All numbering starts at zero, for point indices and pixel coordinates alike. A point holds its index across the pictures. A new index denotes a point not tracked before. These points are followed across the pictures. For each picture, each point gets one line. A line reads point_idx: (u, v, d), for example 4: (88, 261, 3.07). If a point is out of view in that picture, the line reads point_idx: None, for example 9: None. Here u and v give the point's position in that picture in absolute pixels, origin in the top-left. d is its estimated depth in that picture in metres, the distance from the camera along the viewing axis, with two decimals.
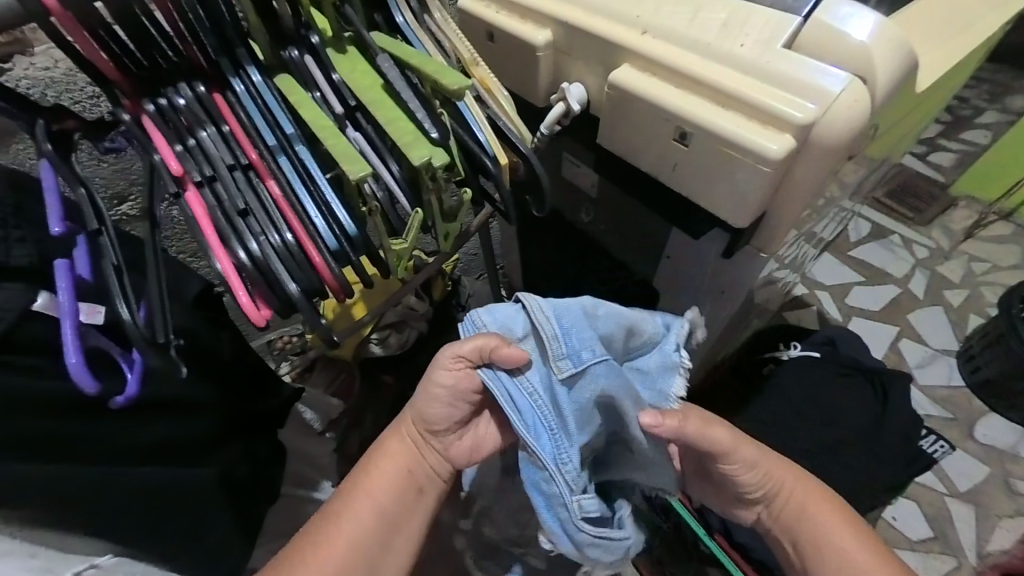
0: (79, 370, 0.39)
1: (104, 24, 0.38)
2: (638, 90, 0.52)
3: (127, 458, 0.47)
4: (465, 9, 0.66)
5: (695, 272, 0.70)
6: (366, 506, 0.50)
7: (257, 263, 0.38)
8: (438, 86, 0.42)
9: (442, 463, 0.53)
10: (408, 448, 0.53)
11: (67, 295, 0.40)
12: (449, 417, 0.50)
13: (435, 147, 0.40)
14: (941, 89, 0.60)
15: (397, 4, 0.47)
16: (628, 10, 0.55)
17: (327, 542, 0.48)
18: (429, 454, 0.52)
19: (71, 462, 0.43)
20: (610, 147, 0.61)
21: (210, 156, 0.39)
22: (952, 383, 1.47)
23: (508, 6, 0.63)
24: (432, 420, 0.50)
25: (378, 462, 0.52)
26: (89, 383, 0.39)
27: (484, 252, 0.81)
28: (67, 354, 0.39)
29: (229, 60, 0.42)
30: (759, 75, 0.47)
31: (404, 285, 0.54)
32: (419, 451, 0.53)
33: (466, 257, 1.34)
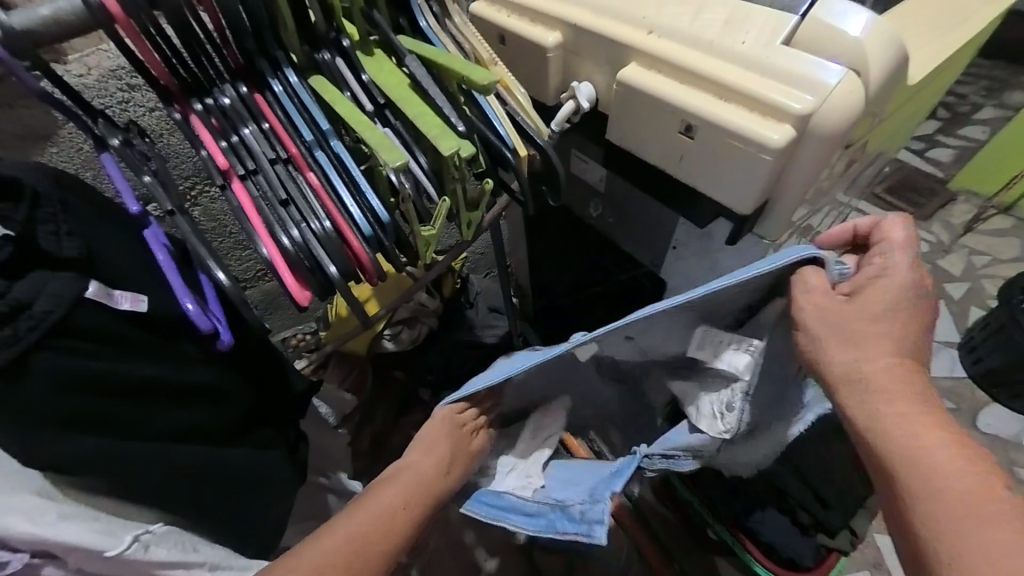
0: (196, 315, 0.49)
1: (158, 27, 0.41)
2: (644, 88, 0.56)
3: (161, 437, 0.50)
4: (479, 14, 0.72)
5: (696, 262, 0.75)
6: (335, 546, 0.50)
7: (298, 248, 0.40)
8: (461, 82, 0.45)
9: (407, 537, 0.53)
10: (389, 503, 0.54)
11: (165, 258, 0.51)
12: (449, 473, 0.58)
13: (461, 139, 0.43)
14: (936, 82, 0.63)
15: (420, 9, 0.51)
16: (635, 12, 0.59)
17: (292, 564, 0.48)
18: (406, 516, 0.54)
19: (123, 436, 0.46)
20: (618, 141, 0.65)
21: (253, 151, 0.43)
22: (955, 374, 1.50)
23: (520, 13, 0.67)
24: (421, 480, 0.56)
25: (364, 511, 0.53)
26: (205, 325, 0.50)
27: (496, 247, 0.86)
28: (186, 301, 0.49)
29: (268, 63, 0.45)
30: (760, 69, 0.49)
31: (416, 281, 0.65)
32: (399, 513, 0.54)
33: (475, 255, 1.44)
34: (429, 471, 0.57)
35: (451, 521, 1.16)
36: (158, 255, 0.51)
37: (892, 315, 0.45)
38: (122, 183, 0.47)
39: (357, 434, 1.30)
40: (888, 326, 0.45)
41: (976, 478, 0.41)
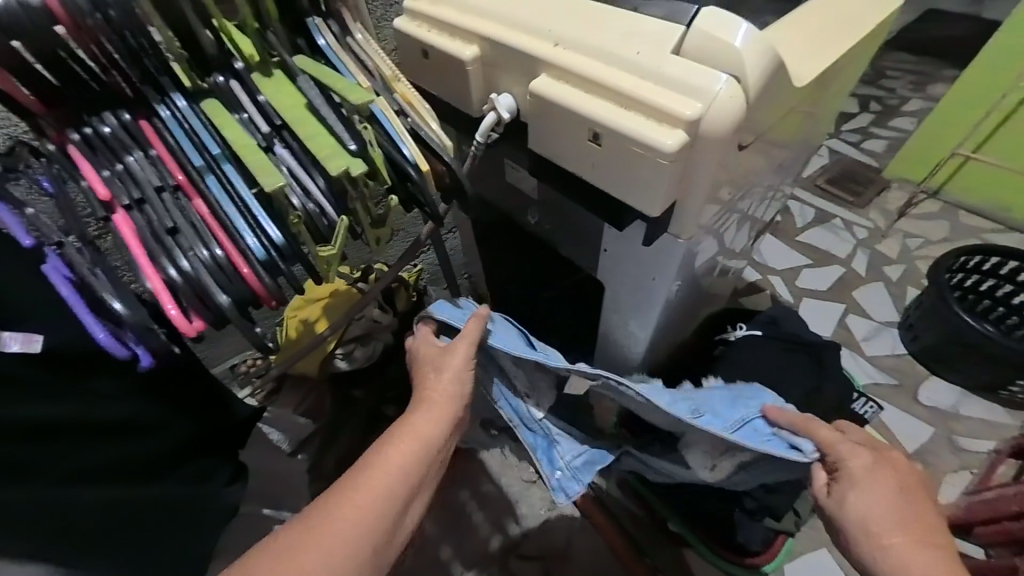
0: (108, 342, 0.43)
1: (25, 62, 0.39)
2: (553, 98, 0.58)
3: (84, 474, 0.50)
4: (405, 31, 0.76)
5: (625, 264, 0.77)
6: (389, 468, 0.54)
7: (187, 278, 0.39)
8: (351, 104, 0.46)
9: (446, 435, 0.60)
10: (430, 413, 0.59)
11: (72, 294, 0.43)
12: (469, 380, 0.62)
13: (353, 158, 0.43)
14: (832, 84, 0.67)
15: (317, 28, 0.50)
16: (543, 24, 0.61)
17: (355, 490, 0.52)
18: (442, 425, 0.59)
19: (35, 480, 0.45)
20: (539, 150, 0.66)
21: (137, 180, 0.41)
22: (896, 352, 1.61)
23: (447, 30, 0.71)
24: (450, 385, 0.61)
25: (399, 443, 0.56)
26: (122, 349, 0.43)
27: (438, 259, 0.87)
28: (95, 330, 0.43)
29: (154, 89, 0.44)
30: (653, 78, 0.51)
31: (370, 287, 0.79)
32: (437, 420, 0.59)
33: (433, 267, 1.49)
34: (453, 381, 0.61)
35: (424, 538, 1.14)
36: (60, 291, 0.43)
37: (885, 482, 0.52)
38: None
39: (320, 456, 1.22)
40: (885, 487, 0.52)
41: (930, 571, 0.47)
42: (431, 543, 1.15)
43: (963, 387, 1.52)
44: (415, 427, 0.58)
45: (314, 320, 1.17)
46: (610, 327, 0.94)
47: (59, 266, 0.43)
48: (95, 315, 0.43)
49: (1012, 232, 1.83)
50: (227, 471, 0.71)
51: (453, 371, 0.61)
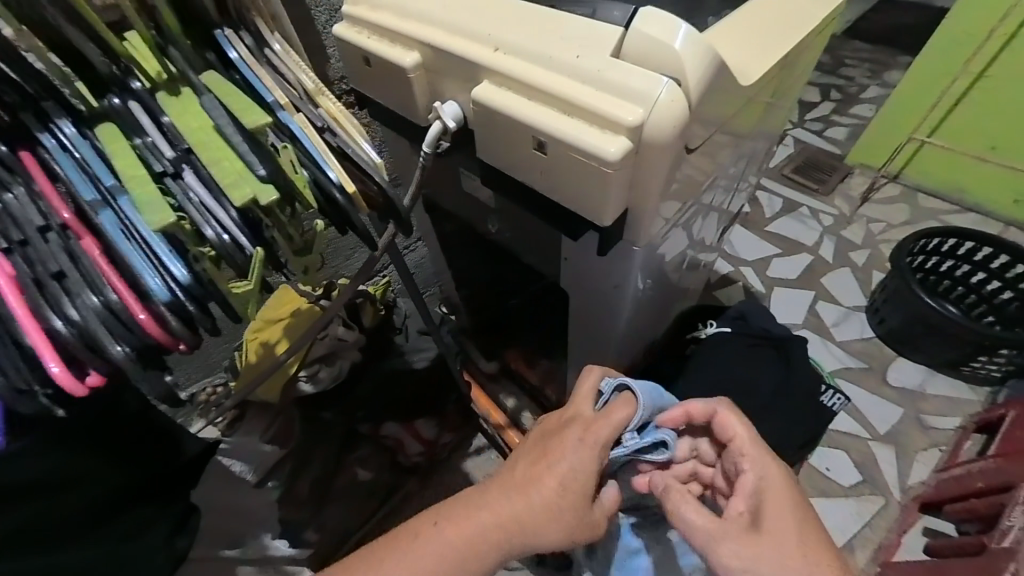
0: None
1: None
2: (496, 107, 0.55)
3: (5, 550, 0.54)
4: (344, 39, 0.72)
5: (585, 272, 0.75)
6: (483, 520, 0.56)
7: (76, 330, 0.35)
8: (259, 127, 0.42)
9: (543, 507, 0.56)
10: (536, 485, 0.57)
11: None
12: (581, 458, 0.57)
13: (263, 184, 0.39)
14: (782, 79, 0.66)
15: (228, 41, 0.46)
16: (481, 28, 0.59)
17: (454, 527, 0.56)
18: (543, 498, 0.56)
19: None
20: (488, 159, 0.63)
21: (16, 219, 0.37)
22: (865, 336, 1.64)
23: (387, 36, 0.68)
24: (569, 462, 0.57)
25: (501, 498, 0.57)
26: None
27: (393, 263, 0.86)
28: None
29: (37, 118, 0.40)
30: (591, 83, 0.49)
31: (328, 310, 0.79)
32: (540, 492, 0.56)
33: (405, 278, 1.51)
34: (574, 456, 0.57)
35: None
36: None
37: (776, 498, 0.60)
38: None
39: (293, 480, 1.16)
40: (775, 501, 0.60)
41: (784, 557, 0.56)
42: None
43: (928, 366, 1.56)
44: (522, 495, 0.57)
45: (274, 342, 1.12)
46: (578, 333, 0.91)
47: None
48: None
49: (968, 212, 1.88)
50: (165, 515, 0.80)
51: (575, 445, 0.58)
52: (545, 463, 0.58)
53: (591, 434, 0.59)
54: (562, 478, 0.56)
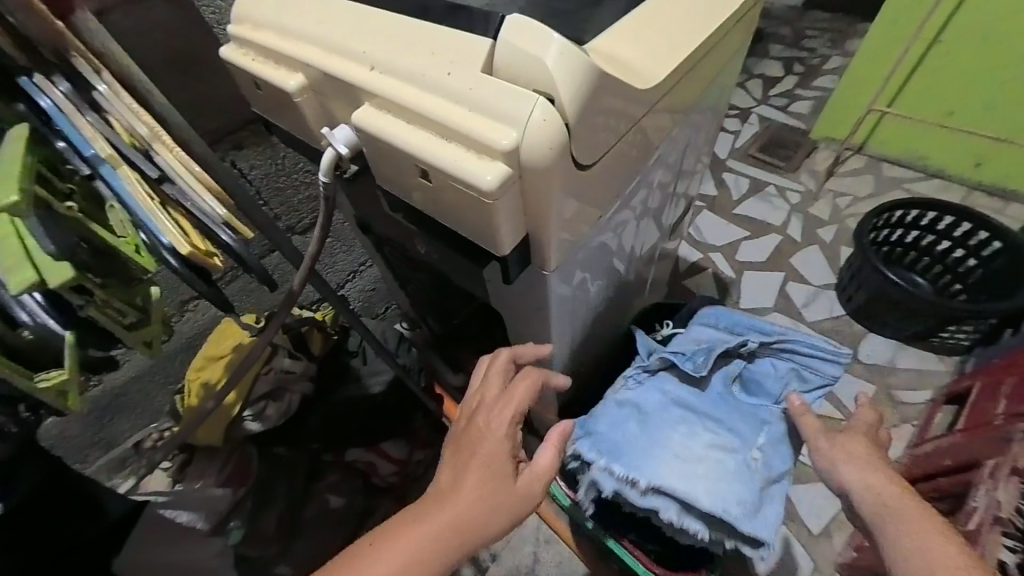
0: None
1: None
2: (378, 133, 0.50)
3: None
4: (231, 61, 0.67)
5: (511, 297, 0.69)
6: (413, 540, 0.49)
7: None
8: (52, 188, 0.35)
9: (477, 499, 0.52)
10: (465, 480, 0.53)
11: None
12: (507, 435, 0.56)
13: (54, 261, 0.33)
14: (696, 73, 0.62)
15: (40, 88, 0.41)
16: (357, 47, 0.54)
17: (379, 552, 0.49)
18: (473, 487, 0.52)
19: None
20: (387, 185, 0.59)
21: None
22: (835, 314, 1.63)
23: (270, 57, 0.63)
24: (491, 443, 0.55)
25: (430, 511, 0.51)
26: None
27: (320, 292, 0.80)
28: None
29: None
30: (464, 103, 0.44)
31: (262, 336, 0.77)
32: (472, 483, 0.53)
33: (362, 294, 1.47)
34: (496, 435, 0.56)
35: None
36: None
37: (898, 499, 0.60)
38: None
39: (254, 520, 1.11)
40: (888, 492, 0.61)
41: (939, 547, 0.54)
42: None
43: (898, 340, 1.55)
44: (449, 497, 0.52)
45: (214, 381, 1.04)
46: None
47: None
48: None
49: (932, 179, 1.87)
50: None
51: (492, 425, 0.57)
52: (475, 450, 0.55)
53: (500, 408, 0.58)
54: (499, 462, 0.54)
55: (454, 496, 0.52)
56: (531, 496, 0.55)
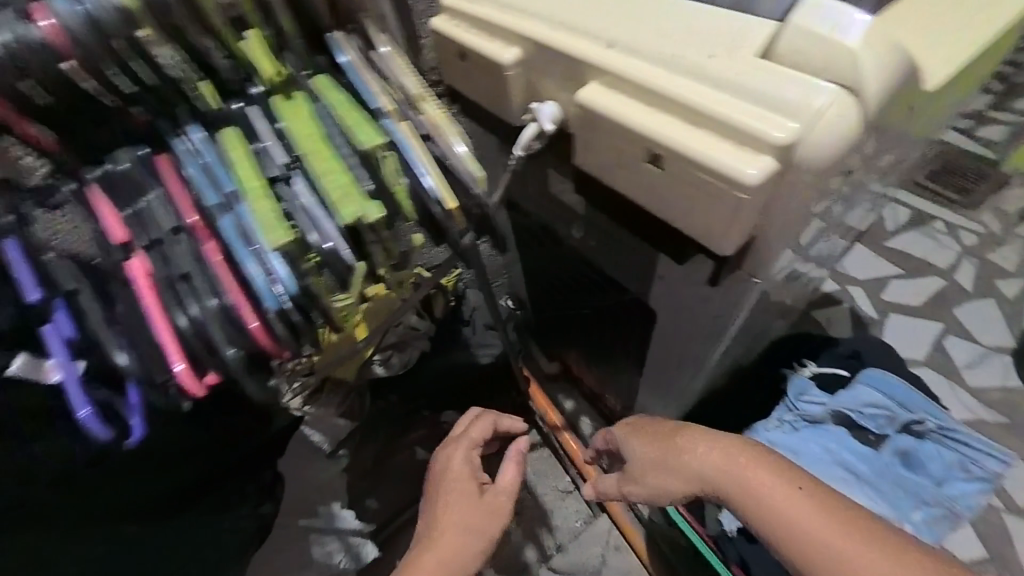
0: (90, 420, 0.37)
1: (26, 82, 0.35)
2: (605, 112, 0.49)
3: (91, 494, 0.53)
4: (439, 31, 0.69)
5: (680, 297, 0.67)
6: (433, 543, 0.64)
7: (195, 329, 0.37)
8: (363, 140, 0.42)
9: (466, 504, 0.69)
10: (455, 496, 0.70)
11: (64, 364, 0.37)
12: (469, 458, 0.75)
13: (370, 200, 0.40)
14: (971, 78, 0.52)
15: (339, 44, 0.46)
16: (593, 25, 0.53)
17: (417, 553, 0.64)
18: (459, 496, 0.70)
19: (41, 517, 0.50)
20: (586, 166, 0.58)
21: (154, 220, 0.39)
22: (1008, 383, 1.36)
23: (482, 27, 0.65)
24: (458, 464, 0.74)
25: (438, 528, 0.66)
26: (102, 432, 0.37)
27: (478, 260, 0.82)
28: (78, 406, 0.36)
29: (171, 123, 0.43)
30: (731, 88, 0.42)
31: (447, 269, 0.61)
32: (462, 492, 0.70)
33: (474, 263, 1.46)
34: (462, 456, 0.75)
35: None
36: (56, 365, 0.37)
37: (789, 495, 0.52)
38: (18, 263, 0.37)
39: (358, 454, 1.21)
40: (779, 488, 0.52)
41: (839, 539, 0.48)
42: None
43: None
44: (449, 514, 0.67)
45: None
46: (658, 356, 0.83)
47: (59, 328, 0.37)
48: (85, 390, 0.37)
49: None
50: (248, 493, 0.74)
51: (461, 454, 0.75)
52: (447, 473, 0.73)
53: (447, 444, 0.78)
54: (485, 494, 0.71)
55: (450, 511, 0.68)
56: (504, 503, 0.71)
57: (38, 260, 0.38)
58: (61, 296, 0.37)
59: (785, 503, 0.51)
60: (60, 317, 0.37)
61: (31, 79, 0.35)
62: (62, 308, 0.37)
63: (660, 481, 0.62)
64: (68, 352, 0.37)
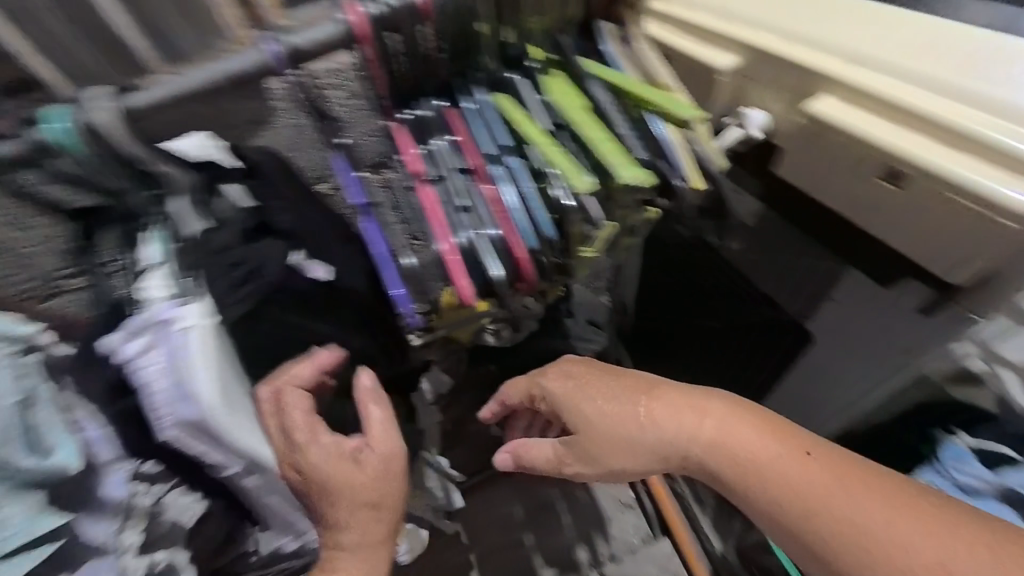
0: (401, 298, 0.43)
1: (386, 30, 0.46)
2: (839, 124, 0.52)
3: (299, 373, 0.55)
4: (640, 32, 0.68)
5: (858, 315, 0.68)
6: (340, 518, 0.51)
7: (472, 249, 0.45)
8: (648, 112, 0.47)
9: (355, 476, 0.51)
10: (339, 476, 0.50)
11: (380, 250, 0.45)
12: (304, 432, 0.50)
13: (644, 169, 0.44)
14: None
15: (605, 35, 0.53)
16: (838, 40, 0.54)
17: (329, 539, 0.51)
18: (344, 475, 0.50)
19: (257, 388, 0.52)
20: (789, 177, 0.61)
21: (442, 160, 0.49)
22: None
23: (692, 31, 0.64)
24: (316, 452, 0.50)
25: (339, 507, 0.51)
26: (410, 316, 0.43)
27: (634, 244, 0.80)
28: (394, 286, 0.43)
29: (462, 84, 0.51)
30: (1000, 114, 0.45)
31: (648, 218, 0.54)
32: (345, 470, 0.50)
33: None
34: (279, 425, 0.51)
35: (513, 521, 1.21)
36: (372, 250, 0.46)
37: (775, 455, 0.48)
38: (345, 174, 0.49)
39: None
40: (768, 452, 0.48)
41: (856, 505, 0.44)
42: (516, 528, 1.21)
43: None
44: (344, 490, 0.50)
45: None
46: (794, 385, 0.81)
47: (371, 227, 0.47)
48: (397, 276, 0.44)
49: None
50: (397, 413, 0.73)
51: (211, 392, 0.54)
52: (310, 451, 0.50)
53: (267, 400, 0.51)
54: (362, 457, 0.52)
55: (337, 496, 0.50)
56: (399, 452, 0.54)
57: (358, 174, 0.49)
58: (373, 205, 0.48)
59: (769, 459, 0.48)
60: (372, 219, 0.47)
61: (393, 33, 0.46)
62: (371, 214, 0.47)
63: (618, 454, 0.55)
64: (384, 240, 0.46)
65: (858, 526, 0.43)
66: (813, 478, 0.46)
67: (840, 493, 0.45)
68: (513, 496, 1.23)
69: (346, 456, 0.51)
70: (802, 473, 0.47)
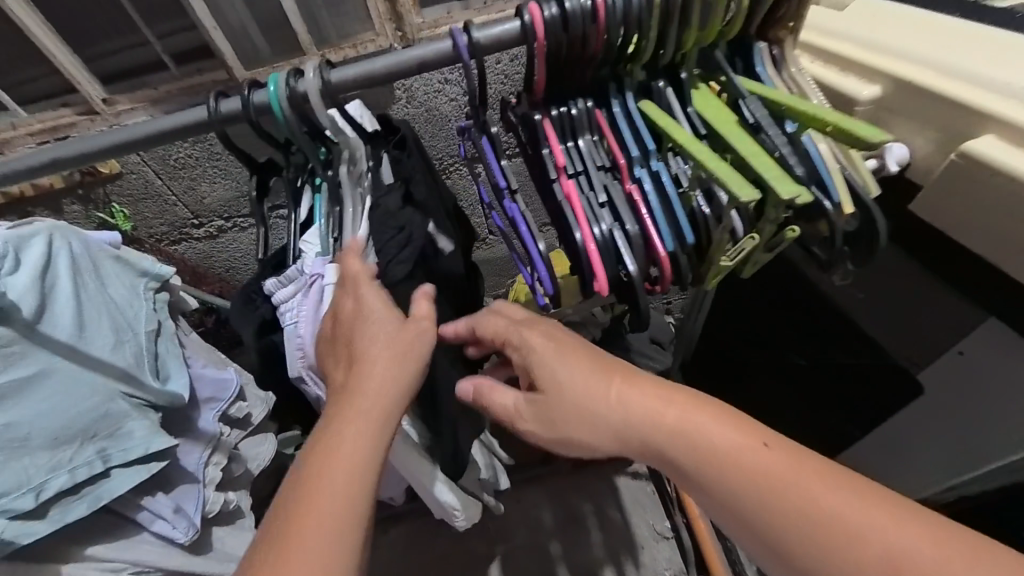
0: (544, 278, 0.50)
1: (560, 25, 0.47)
2: (998, 164, 0.49)
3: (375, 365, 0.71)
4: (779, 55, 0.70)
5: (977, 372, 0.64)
6: (354, 420, 0.43)
7: (611, 244, 0.47)
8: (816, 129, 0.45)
9: (399, 376, 0.46)
10: (383, 367, 0.46)
11: (524, 229, 0.50)
12: (377, 317, 0.48)
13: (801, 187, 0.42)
14: None
15: (760, 55, 0.53)
16: (1002, 79, 0.52)
17: (325, 453, 0.41)
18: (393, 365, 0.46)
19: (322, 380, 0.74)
20: (922, 215, 0.59)
21: (586, 157, 0.51)
22: None
23: (834, 58, 0.65)
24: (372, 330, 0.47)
25: (353, 412, 0.44)
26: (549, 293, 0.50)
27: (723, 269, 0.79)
28: (538, 267, 0.49)
29: (615, 86, 0.53)
30: None
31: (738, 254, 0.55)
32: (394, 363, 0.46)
33: None
34: (350, 302, 0.49)
35: (544, 526, 1.22)
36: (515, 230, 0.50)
37: (735, 442, 0.39)
38: (491, 159, 0.52)
39: None
40: (724, 437, 0.39)
41: (832, 498, 0.35)
42: (545, 533, 1.22)
43: None
44: (371, 386, 0.45)
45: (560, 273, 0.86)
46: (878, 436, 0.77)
47: (511, 210, 0.51)
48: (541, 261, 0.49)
49: None
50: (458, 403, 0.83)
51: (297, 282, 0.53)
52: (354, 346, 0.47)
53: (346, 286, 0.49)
54: (381, 346, 0.47)
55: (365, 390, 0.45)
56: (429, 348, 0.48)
57: (501, 162, 0.51)
58: (513, 192, 0.52)
59: (735, 455, 0.38)
60: (514, 204, 0.51)
61: (565, 35, 0.47)
62: (513, 200, 0.51)
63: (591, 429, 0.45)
64: (525, 225, 0.50)
65: (850, 529, 0.34)
66: (778, 467, 0.37)
67: (817, 487, 0.36)
68: (546, 499, 1.24)
69: (401, 349, 0.47)
70: (765, 461, 0.38)
